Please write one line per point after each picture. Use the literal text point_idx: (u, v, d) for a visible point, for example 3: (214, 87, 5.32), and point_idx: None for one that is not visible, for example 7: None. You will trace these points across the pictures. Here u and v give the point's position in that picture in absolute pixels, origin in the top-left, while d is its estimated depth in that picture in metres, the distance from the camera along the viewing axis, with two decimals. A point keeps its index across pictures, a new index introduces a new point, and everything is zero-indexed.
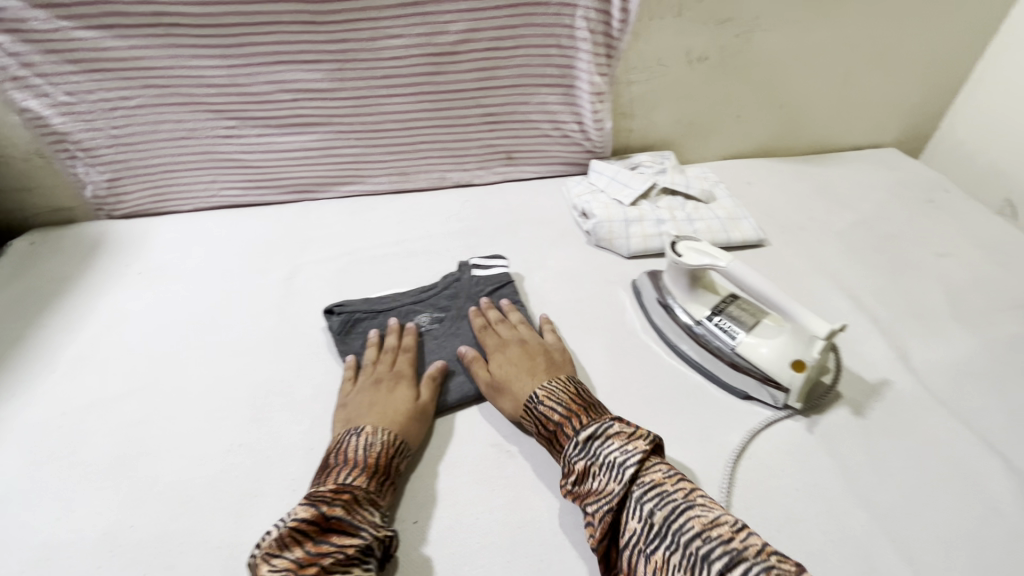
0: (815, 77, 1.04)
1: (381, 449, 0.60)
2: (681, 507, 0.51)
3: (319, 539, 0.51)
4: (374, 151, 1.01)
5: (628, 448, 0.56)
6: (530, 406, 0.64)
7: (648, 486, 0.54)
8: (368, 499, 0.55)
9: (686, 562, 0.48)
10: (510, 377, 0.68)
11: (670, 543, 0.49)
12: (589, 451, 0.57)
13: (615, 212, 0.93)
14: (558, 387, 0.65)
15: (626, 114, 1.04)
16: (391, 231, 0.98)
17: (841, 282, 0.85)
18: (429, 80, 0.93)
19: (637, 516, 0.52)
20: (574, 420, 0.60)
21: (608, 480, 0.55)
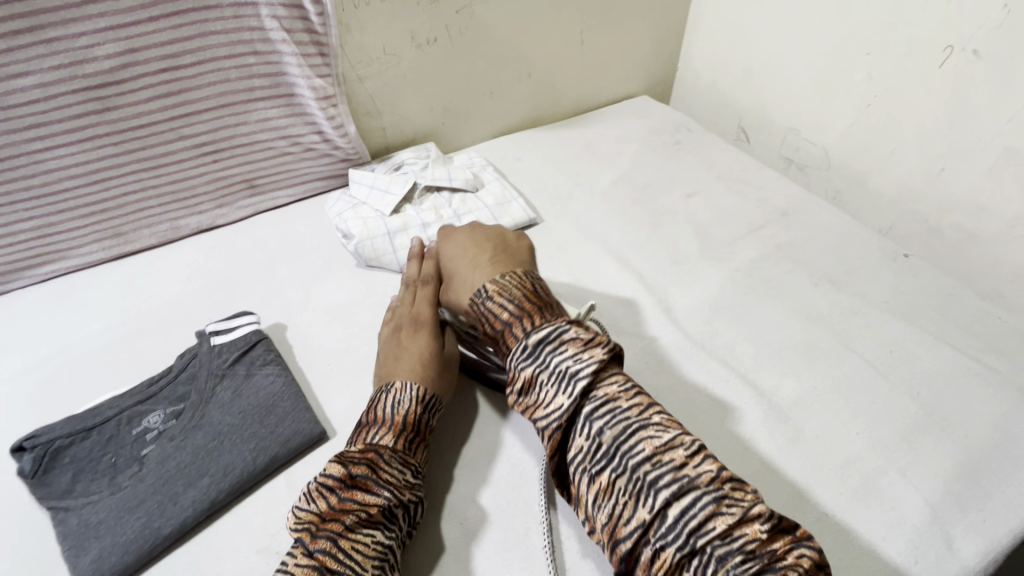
0: (550, 42, 1.04)
1: (408, 405, 0.59)
2: (633, 428, 0.50)
3: (343, 496, 0.51)
4: (62, 217, 0.80)
5: (582, 357, 0.53)
6: (478, 301, 0.61)
7: (598, 401, 0.51)
8: (396, 457, 0.55)
9: (628, 486, 0.48)
10: (463, 273, 0.67)
11: (616, 465, 0.49)
12: (539, 357, 0.54)
13: (375, 227, 0.85)
14: (513, 282, 0.61)
15: (371, 113, 0.95)
16: (113, 311, 0.80)
17: (610, 245, 0.87)
18: (101, 119, 0.75)
19: (585, 435, 0.51)
20: (523, 321, 0.57)
21: (553, 393, 0.53)
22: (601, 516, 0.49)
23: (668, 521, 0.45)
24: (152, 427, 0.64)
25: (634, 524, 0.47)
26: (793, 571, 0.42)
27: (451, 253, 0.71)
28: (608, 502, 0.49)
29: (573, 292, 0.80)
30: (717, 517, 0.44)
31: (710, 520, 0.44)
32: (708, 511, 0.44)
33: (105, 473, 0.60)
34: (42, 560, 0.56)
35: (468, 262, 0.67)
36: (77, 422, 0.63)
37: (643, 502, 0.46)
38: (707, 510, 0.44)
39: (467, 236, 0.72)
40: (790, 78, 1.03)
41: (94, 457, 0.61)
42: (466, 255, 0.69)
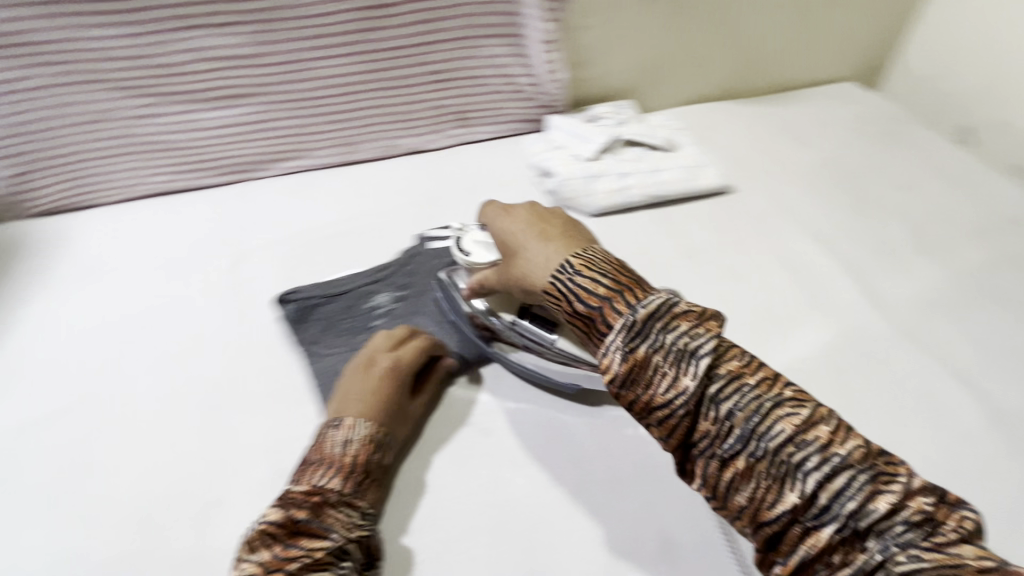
0: (770, 11, 1.00)
1: (358, 448, 0.56)
2: (767, 408, 0.47)
3: (289, 543, 0.49)
4: (315, 121, 0.93)
5: (699, 333, 0.49)
6: (562, 279, 0.56)
7: (722, 381, 0.48)
8: (341, 500, 0.53)
9: (771, 468, 0.46)
10: (528, 246, 0.61)
11: (753, 449, 0.46)
12: (649, 336, 0.50)
13: (577, 169, 0.89)
14: (598, 258, 0.57)
15: (580, 62, 0.98)
16: (339, 208, 0.92)
17: (807, 224, 0.84)
18: (365, 39, 0.85)
19: (711, 418, 0.48)
20: (624, 296, 0.52)
21: (671, 375, 0.48)
22: (737, 500, 0.47)
23: (823, 503, 0.44)
24: (381, 305, 0.75)
25: (784, 508, 0.45)
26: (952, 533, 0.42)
27: (509, 227, 0.65)
28: (747, 487, 0.46)
29: (764, 263, 0.79)
30: (878, 496, 0.43)
31: (869, 500, 0.43)
32: (866, 489, 0.43)
33: (346, 333, 0.72)
34: (292, 392, 0.68)
35: (533, 236, 0.62)
36: (326, 289, 0.76)
37: (790, 485, 0.45)
38: (863, 488, 0.44)
39: (525, 211, 0.66)
40: None
41: (338, 317, 0.74)
42: (528, 227, 0.63)
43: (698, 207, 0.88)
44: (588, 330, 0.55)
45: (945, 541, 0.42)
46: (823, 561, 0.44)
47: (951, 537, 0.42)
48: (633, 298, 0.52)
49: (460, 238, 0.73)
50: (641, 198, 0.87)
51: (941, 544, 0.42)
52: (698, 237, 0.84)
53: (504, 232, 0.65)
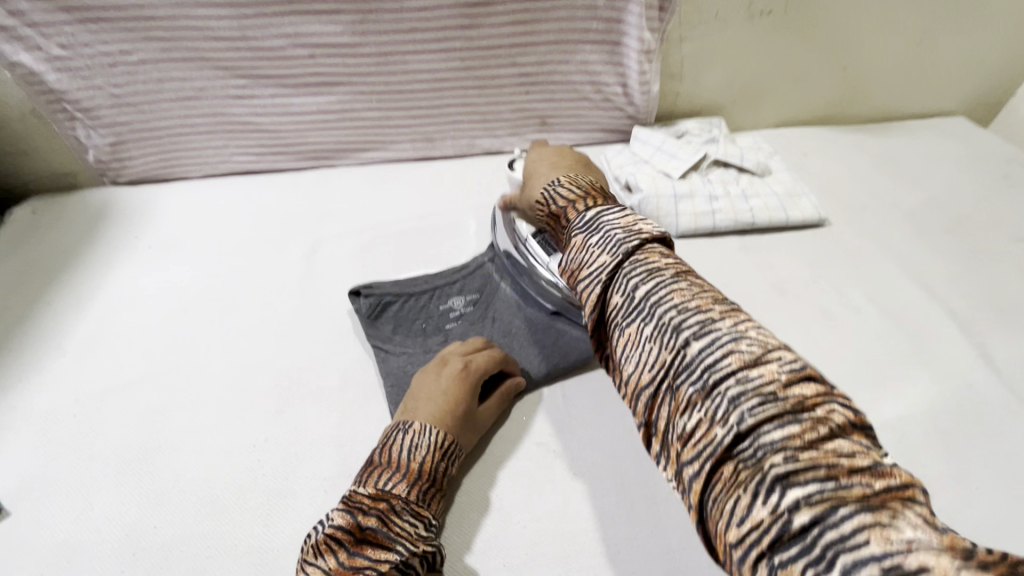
0: (886, 36, 0.94)
1: (425, 453, 0.54)
2: (662, 280, 0.45)
3: (353, 551, 0.47)
4: (398, 114, 0.92)
5: (635, 228, 0.50)
6: (549, 190, 0.63)
7: (636, 258, 0.47)
8: (406, 509, 0.50)
9: (656, 333, 0.43)
10: (537, 174, 0.70)
11: (647, 319, 0.44)
12: (591, 223, 0.53)
13: (663, 186, 0.85)
14: (586, 182, 0.63)
15: (674, 75, 0.94)
16: (415, 202, 0.91)
17: (910, 269, 0.78)
18: (461, 36, 0.84)
19: (620, 290, 0.47)
20: (582, 202, 0.58)
21: (598, 254, 0.49)
22: (626, 369, 0.45)
23: (688, 365, 0.40)
24: (454, 309, 0.74)
25: (654, 369, 0.42)
26: (819, 421, 0.35)
27: (538, 156, 0.74)
28: (635, 352, 0.44)
29: (863, 306, 0.74)
30: (733, 355, 0.39)
31: (729, 361, 0.39)
32: (726, 349, 0.39)
33: (417, 334, 0.71)
34: (362, 387, 0.67)
35: (548, 166, 0.70)
36: (400, 287, 0.75)
37: (666, 343, 0.42)
38: (724, 349, 0.39)
39: (554, 151, 0.74)
40: None
41: (411, 317, 0.73)
42: (545, 159, 0.72)
43: (790, 239, 0.83)
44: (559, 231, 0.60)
45: (814, 433, 0.34)
46: (682, 426, 0.39)
47: (817, 425, 0.35)
48: (590, 203, 0.57)
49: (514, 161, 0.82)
50: (729, 223, 0.83)
51: (808, 431, 0.34)
52: (790, 270, 0.79)
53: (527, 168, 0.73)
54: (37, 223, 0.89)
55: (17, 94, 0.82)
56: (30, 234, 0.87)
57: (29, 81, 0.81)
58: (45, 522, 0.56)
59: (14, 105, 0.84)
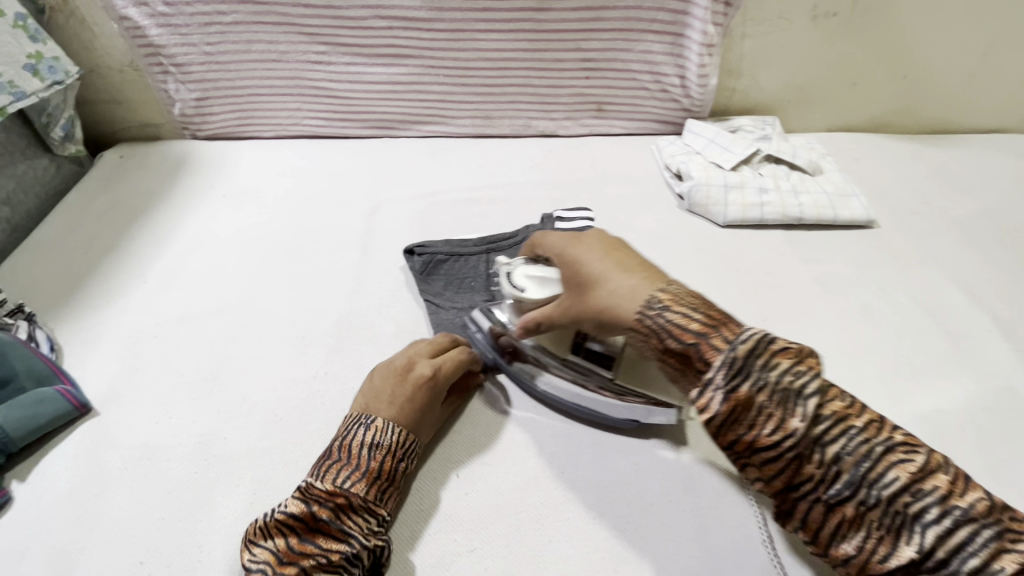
0: (951, 46, 0.94)
1: (385, 453, 0.54)
2: (879, 452, 0.42)
3: (305, 538, 0.50)
4: (462, 90, 0.97)
5: (802, 371, 0.44)
6: (649, 316, 0.50)
7: (831, 422, 0.43)
8: (362, 507, 0.52)
9: (884, 518, 0.42)
10: (612, 279, 0.53)
11: (864, 496, 0.42)
12: (748, 371, 0.44)
13: (714, 176, 0.87)
14: (684, 291, 0.51)
15: (732, 71, 0.96)
16: (471, 175, 0.96)
17: (956, 275, 0.79)
18: (531, 18, 0.87)
19: (818, 467, 0.43)
20: (722, 334, 0.47)
21: (887, 540, 0.42)
22: (843, 549, 0.44)
23: (933, 557, 0.40)
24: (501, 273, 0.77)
25: (869, 544, 0.43)
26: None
27: (580, 255, 0.57)
28: (857, 535, 0.43)
29: (905, 305, 0.75)
30: (994, 551, 0.39)
31: (982, 552, 0.39)
32: (984, 540, 0.39)
33: (467, 291, 0.75)
34: (415, 336, 0.71)
35: (613, 266, 0.54)
36: (453, 247, 0.79)
37: (904, 537, 0.41)
38: (982, 539, 0.39)
39: (599, 239, 0.58)
40: None
41: (461, 276, 0.77)
42: (606, 258, 0.55)
43: (836, 237, 0.85)
44: (687, 371, 0.49)
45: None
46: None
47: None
48: (730, 335, 0.47)
49: (506, 275, 0.62)
50: (776, 216, 0.84)
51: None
52: (834, 266, 0.80)
53: (573, 268, 0.56)
54: (125, 166, 0.97)
55: (120, 46, 0.90)
56: (118, 176, 0.95)
57: (133, 34, 0.88)
58: (129, 424, 0.62)
59: (115, 56, 0.92)
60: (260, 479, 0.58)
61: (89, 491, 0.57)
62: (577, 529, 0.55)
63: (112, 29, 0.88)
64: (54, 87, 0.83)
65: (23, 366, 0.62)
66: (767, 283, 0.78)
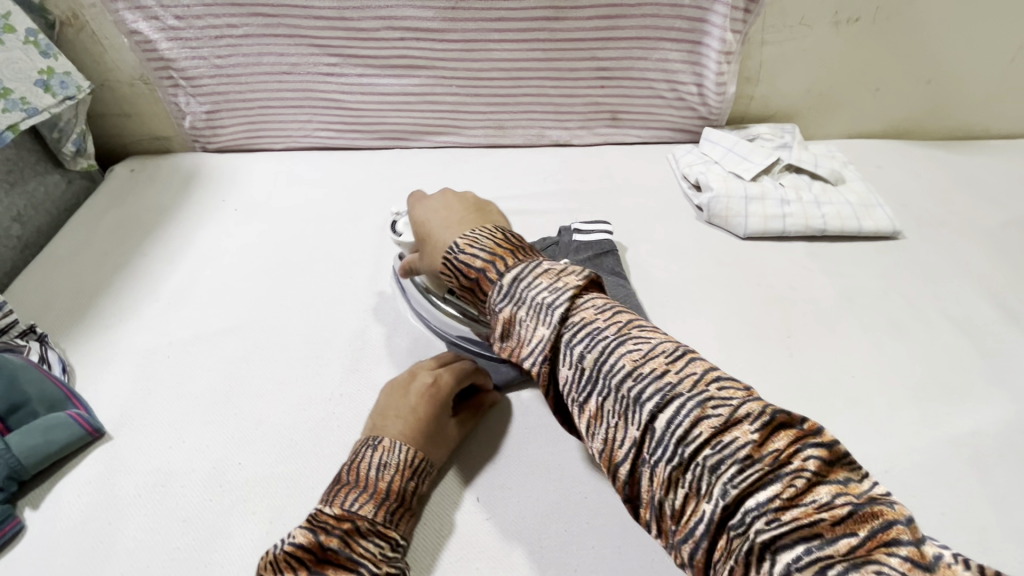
0: (977, 52, 0.91)
1: (392, 472, 0.53)
2: (683, 405, 0.38)
3: (314, 569, 0.45)
4: (475, 99, 0.95)
5: (559, 285, 0.47)
6: (450, 257, 0.54)
7: (641, 373, 0.40)
8: (371, 530, 0.49)
9: (688, 476, 0.37)
10: (436, 233, 0.58)
11: (602, 390, 0.42)
12: (511, 294, 0.48)
13: (734, 187, 0.85)
14: (484, 234, 0.53)
15: (751, 79, 0.94)
16: (485, 186, 0.94)
17: (988, 289, 0.76)
18: (545, 27, 0.86)
19: (624, 416, 0.40)
20: (499, 264, 0.50)
21: (619, 426, 0.41)
22: (654, 510, 0.39)
23: (656, 436, 0.39)
24: None
25: (676, 504, 0.38)
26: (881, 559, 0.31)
27: (423, 214, 0.61)
28: (666, 497, 0.38)
29: (936, 321, 0.72)
30: (792, 509, 0.33)
31: (692, 425, 0.37)
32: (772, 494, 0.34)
33: None
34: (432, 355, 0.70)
35: (438, 222, 0.59)
36: None
37: (700, 491, 0.36)
38: (772, 494, 0.34)
39: (441, 198, 0.62)
40: None
41: None
42: (439, 213, 0.60)
43: (860, 249, 0.82)
44: (478, 302, 0.53)
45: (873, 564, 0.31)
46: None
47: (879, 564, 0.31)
48: (510, 263, 0.50)
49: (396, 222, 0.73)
50: (798, 228, 0.82)
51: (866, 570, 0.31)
52: (860, 279, 0.78)
53: (417, 225, 0.61)
54: (135, 180, 0.96)
55: (130, 60, 0.89)
56: (129, 190, 0.94)
57: (143, 48, 0.88)
58: (142, 449, 0.61)
59: (125, 70, 0.91)
60: (277, 506, 0.56)
61: (102, 519, 0.56)
62: (602, 559, 0.54)
63: (122, 43, 0.87)
64: (65, 102, 0.82)
65: (35, 391, 0.61)
66: (790, 298, 0.76)
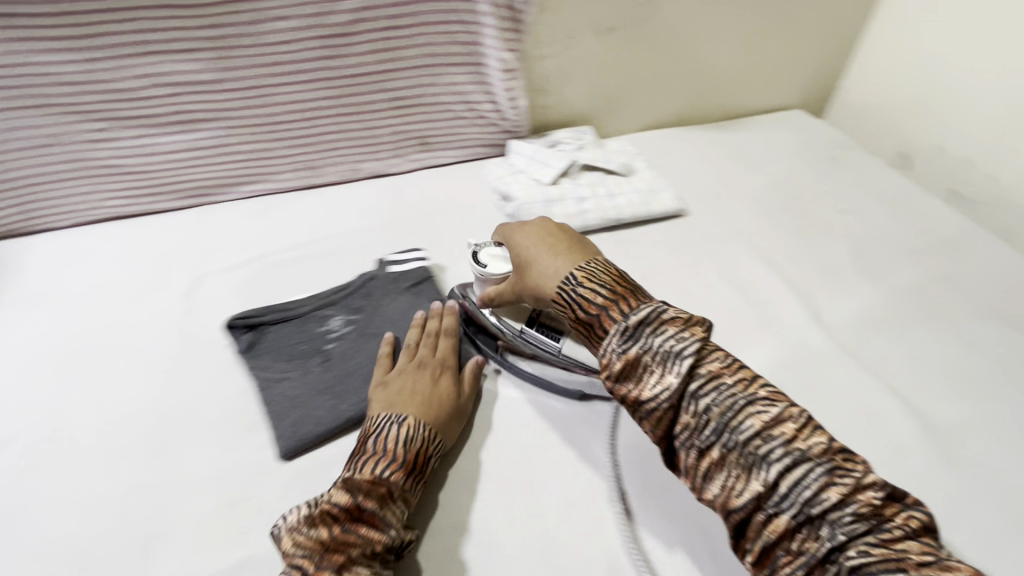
0: (720, 45, 1.06)
1: (420, 446, 0.58)
2: (741, 405, 0.49)
3: (347, 526, 0.50)
4: (276, 145, 0.93)
5: (685, 337, 0.52)
6: (568, 290, 0.60)
7: (703, 378, 0.50)
8: (401, 497, 0.54)
9: (741, 460, 0.47)
10: (539, 261, 0.65)
11: (725, 440, 0.48)
12: (640, 338, 0.52)
13: (535, 193, 0.91)
14: (599, 269, 0.60)
15: (540, 90, 1.01)
16: (301, 229, 0.92)
17: (756, 247, 0.87)
18: (327, 66, 0.86)
19: (691, 412, 0.50)
20: (620, 304, 0.56)
21: (744, 477, 0.47)
22: None
23: (780, 490, 0.45)
24: (333, 329, 0.74)
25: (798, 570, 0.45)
26: (897, 529, 0.44)
27: (523, 243, 0.68)
28: (721, 475, 0.48)
29: (716, 284, 0.82)
30: (830, 487, 0.45)
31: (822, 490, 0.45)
32: (819, 481, 0.45)
33: (297, 357, 0.71)
34: (247, 419, 0.66)
35: (546, 250, 0.65)
36: (280, 311, 0.75)
37: (756, 474, 0.46)
38: (816, 479, 0.45)
39: (538, 229, 0.69)
40: (973, 108, 0.98)
41: (291, 341, 0.72)
42: (541, 242, 0.67)
43: (654, 230, 0.91)
44: (589, 331, 0.58)
45: (889, 537, 0.44)
46: (785, 550, 0.45)
47: (897, 534, 0.44)
48: (627, 307, 0.55)
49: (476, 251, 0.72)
50: (599, 221, 0.89)
51: (888, 540, 0.43)
52: (654, 259, 0.86)
53: (515, 249, 0.68)
54: None
55: None
56: None
57: None
58: None
59: None
60: None
61: None
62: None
63: None
64: None
65: None
66: None
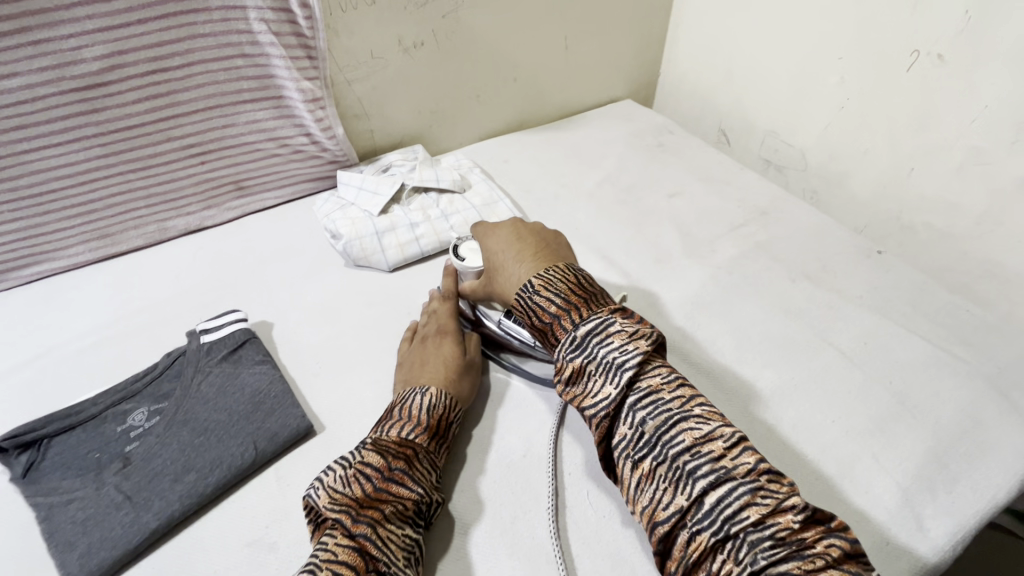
0: (535, 48, 1.06)
1: (442, 412, 0.60)
2: (674, 419, 0.51)
3: (381, 485, 0.53)
4: (49, 219, 0.79)
5: (628, 348, 0.55)
6: (524, 296, 0.61)
7: (642, 392, 0.54)
8: (426, 458, 0.57)
9: (669, 474, 0.49)
10: (507, 267, 0.66)
11: (656, 454, 0.51)
12: (585, 348, 0.56)
13: (363, 227, 0.86)
14: (557, 275, 0.61)
15: (358, 115, 0.96)
16: (99, 309, 0.80)
17: (595, 244, 0.88)
18: (90, 121, 0.75)
19: (629, 424, 0.53)
20: (571, 315, 0.58)
21: (670, 490, 0.49)
22: None
23: (702, 506, 0.47)
24: (136, 425, 0.64)
25: None
26: (821, 559, 0.43)
27: (493, 246, 0.69)
28: (650, 487, 0.50)
29: None
30: (751, 506, 0.45)
31: (744, 509, 0.46)
32: (741, 500, 0.46)
33: (89, 470, 0.60)
34: (26, 559, 0.55)
35: (512, 256, 0.66)
36: (65, 419, 0.63)
37: (681, 489, 0.48)
38: (739, 498, 0.46)
39: (510, 228, 0.70)
40: (766, 82, 1.05)
41: (81, 452, 0.61)
42: (508, 247, 0.68)
43: None
44: (545, 338, 0.61)
45: (813, 566, 0.42)
46: (707, 568, 0.46)
47: (820, 563, 0.43)
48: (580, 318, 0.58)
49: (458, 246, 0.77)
50: (434, 245, 0.87)
51: (810, 568, 0.42)
52: None
53: (487, 251, 0.70)
54: None
55: None
56: None
57: None
58: None
59: None
60: None
61: None
62: None
63: None
64: None
65: None
66: None
